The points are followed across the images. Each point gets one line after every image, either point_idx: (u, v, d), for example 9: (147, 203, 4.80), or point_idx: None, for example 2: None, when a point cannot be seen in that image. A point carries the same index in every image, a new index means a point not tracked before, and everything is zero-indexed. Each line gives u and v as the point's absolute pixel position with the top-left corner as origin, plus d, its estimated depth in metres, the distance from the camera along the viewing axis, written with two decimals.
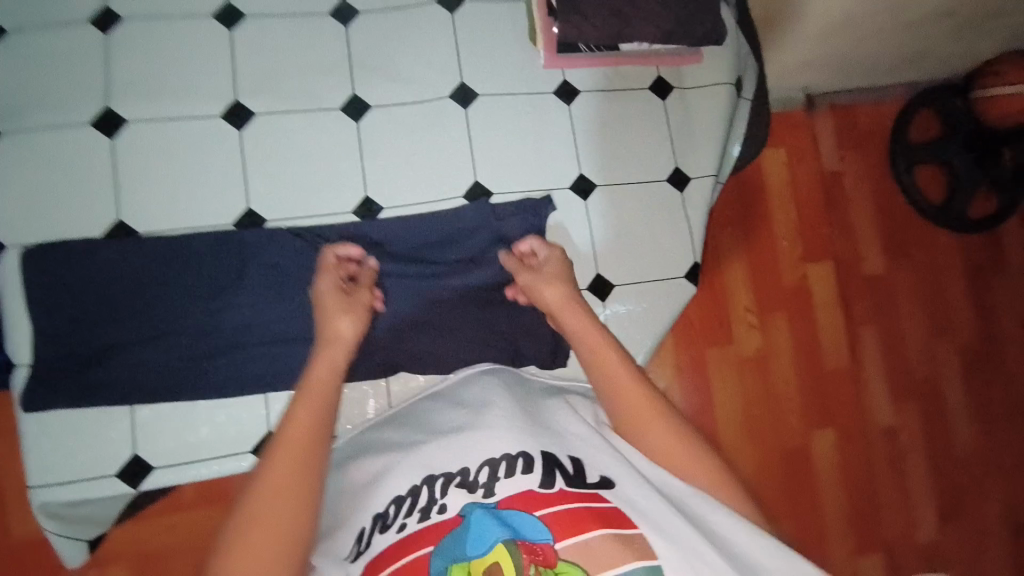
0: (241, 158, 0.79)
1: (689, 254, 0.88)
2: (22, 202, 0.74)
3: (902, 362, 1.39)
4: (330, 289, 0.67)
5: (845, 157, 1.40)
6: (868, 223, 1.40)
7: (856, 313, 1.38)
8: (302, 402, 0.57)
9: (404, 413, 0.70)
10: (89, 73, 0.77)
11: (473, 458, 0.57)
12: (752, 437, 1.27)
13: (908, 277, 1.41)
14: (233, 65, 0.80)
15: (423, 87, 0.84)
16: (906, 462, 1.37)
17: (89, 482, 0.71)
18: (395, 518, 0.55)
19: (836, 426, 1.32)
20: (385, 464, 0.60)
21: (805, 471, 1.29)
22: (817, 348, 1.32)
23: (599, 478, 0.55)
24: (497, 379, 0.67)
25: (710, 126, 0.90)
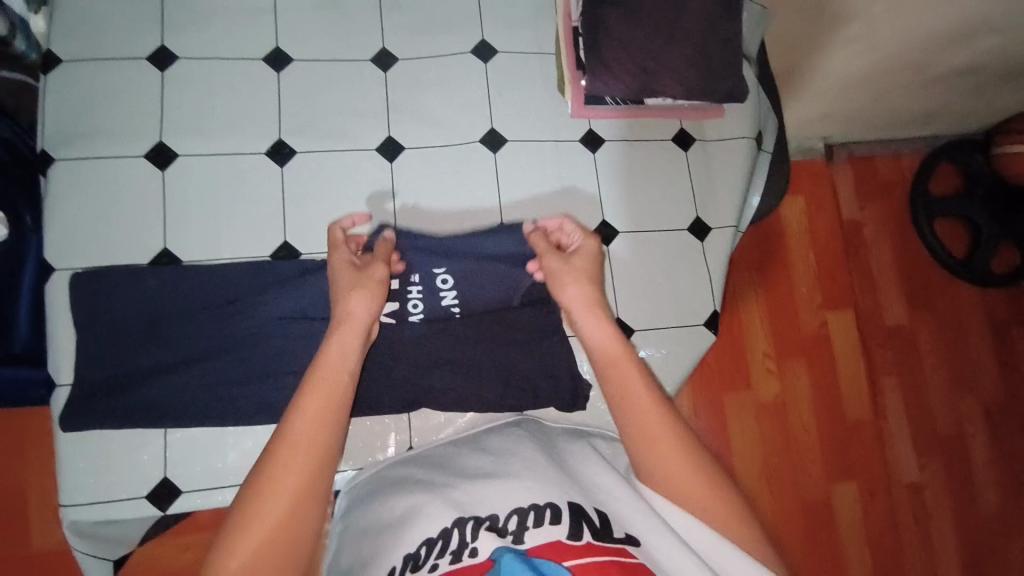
0: (281, 192, 0.83)
1: (709, 301, 0.89)
2: (77, 228, 0.78)
3: (924, 415, 1.37)
4: (344, 266, 0.69)
5: (864, 207, 1.41)
6: (888, 273, 1.40)
7: (876, 365, 1.36)
8: (313, 397, 0.58)
9: (427, 453, 0.75)
10: (146, 110, 0.82)
11: (503, 508, 0.59)
12: (770, 488, 1.25)
13: (929, 328, 1.40)
14: (279, 105, 0.85)
15: (455, 131, 0.88)
16: (930, 520, 1.33)
17: (119, 504, 0.74)
18: (425, 559, 0.55)
19: (857, 479, 1.29)
20: (415, 504, 0.62)
21: (824, 525, 1.26)
22: (837, 398, 1.30)
23: (625, 534, 0.57)
24: (523, 435, 0.72)
25: (731, 178, 0.92)
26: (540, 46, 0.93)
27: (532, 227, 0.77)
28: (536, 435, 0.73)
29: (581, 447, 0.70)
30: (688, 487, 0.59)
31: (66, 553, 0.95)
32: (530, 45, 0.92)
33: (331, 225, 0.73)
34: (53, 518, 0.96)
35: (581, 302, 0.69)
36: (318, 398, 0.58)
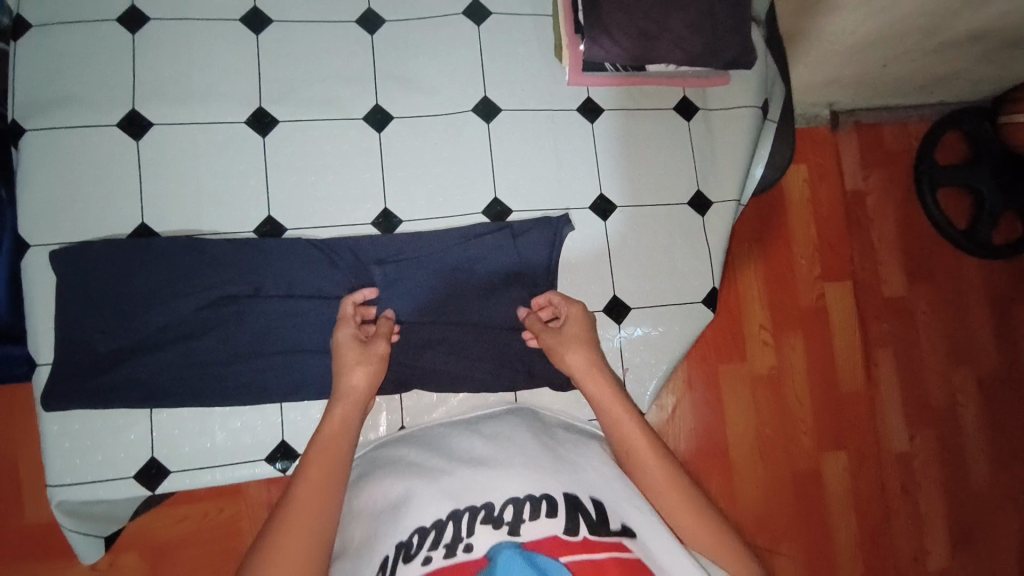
0: (263, 165, 0.79)
1: (708, 278, 0.87)
2: (48, 202, 0.74)
3: (918, 389, 1.37)
4: (348, 342, 0.67)
5: (868, 176, 1.38)
6: (890, 245, 1.38)
7: (872, 336, 1.35)
8: (315, 463, 0.58)
9: (422, 434, 0.74)
10: (116, 76, 0.77)
11: (499, 496, 0.57)
12: (762, 457, 1.26)
13: (928, 302, 1.39)
14: (259, 71, 0.80)
15: (446, 99, 0.84)
16: (918, 490, 1.34)
17: (106, 484, 0.73)
18: (418, 549, 0.53)
19: (848, 449, 1.30)
20: (409, 490, 0.61)
21: (814, 496, 1.28)
22: (832, 371, 1.30)
23: (620, 526, 0.56)
24: (519, 424, 0.71)
25: (735, 150, 0.89)
26: (536, 8, 0.87)
27: (526, 314, 0.75)
28: (531, 424, 0.72)
29: (578, 441, 0.70)
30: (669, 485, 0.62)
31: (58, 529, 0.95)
32: (526, 6, 0.87)
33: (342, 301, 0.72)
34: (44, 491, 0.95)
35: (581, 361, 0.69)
36: (316, 472, 0.58)
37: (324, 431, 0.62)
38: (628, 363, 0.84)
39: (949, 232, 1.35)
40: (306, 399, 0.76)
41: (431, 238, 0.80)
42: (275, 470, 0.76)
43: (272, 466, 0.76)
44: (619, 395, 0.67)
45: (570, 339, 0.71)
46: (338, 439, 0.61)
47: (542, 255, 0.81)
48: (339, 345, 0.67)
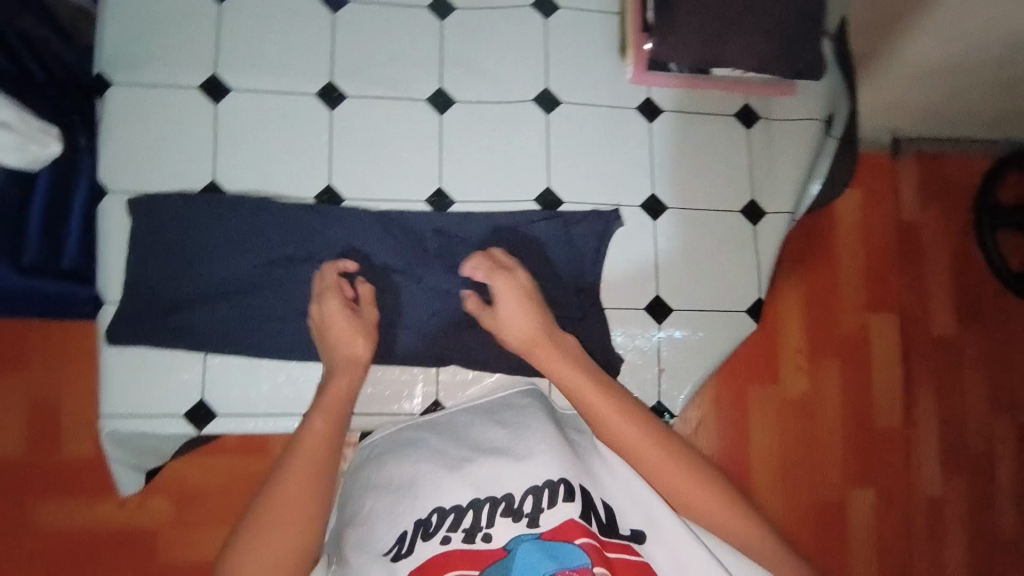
0: (328, 136, 0.83)
1: (754, 288, 0.86)
2: (129, 153, 0.79)
3: (955, 432, 1.31)
4: (340, 314, 0.69)
5: (925, 208, 1.33)
6: (940, 281, 1.33)
7: (914, 372, 1.32)
8: (317, 418, 0.64)
9: (443, 420, 0.74)
10: (201, 38, 0.81)
11: (518, 487, 0.62)
12: (784, 484, 1.23)
13: (975, 343, 1.34)
14: (333, 48, 0.84)
15: (509, 88, 0.85)
16: (943, 536, 1.29)
17: (157, 421, 0.77)
18: (437, 529, 0.60)
19: (875, 487, 1.25)
20: (426, 474, 0.64)
21: (835, 530, 1.24)
22: (867, 404, 1.26)
23: (629, 532, 0.64)
24: (535, 406, 0.72)
25: (794, 162, 0.88)
26: (606, 5, 0.88)
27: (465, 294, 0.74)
28: (546, 409, 0.73)
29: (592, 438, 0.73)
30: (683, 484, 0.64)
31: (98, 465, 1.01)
32: (596, 2, 0.87)
33: (318, 270, 0.72)
34: (89, 428, 1.01)
35: (526, 339, 0.68)
36: (318, 435, 0.63)
37: (326, 395, 0.66)
38: (662, 362, 0.84)
39: (1002, 273, 1.30)
40: None
41: (483, 219, 0.82)
42: None
43: None
44: (631, 411, 0.65)
45: (506, 300, 0.69)
46: (338, 407, 0.66)
47: (592, 248, 0.82)
48: (331, 317, 0.69)
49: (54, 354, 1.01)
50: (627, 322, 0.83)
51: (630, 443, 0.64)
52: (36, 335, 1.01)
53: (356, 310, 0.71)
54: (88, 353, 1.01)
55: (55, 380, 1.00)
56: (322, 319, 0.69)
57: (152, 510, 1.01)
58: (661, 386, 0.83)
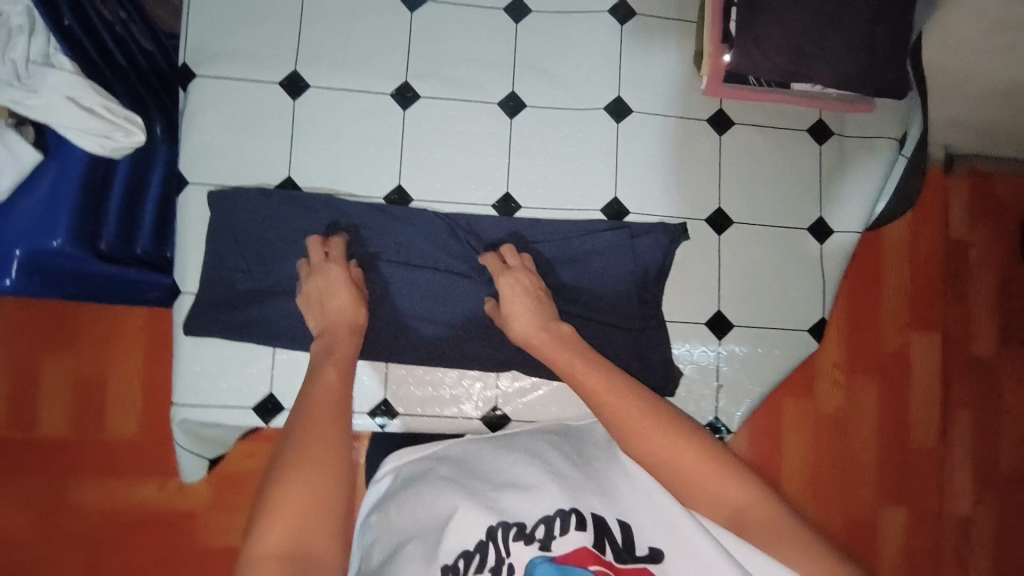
0: (400, 136, 0.84)
1: (817, 306, 0.85)
2: (208, 146, 0.80)
3: (991, 454, 1.30)
4: (341, 281, 0.73)
5: (975, 227, 1.31)
6: (984, 301, 1.32)
7: (955, 393, 1.30)
8: (330, 370, 0.64)
9: (456, 450, 0.72)
10: (281, 35, 0.82)
11: (531, 516, 0.58)
12: (814, 498, 1.21)
13: (1017, 366, 1.32)
14: (409, 48, 0.84)
15: (581, 94, 0.85)
16: (973, 557, 1.28)
17: (225, 410, 0.79)
18: (463, 574, 0.55)
19: (907, 504, 1.24)
20: (448, 505, 0.62)
21: (863, 545, 1.23)
22: (903, 421, 1.24)
23: (646, 551, 0.55)
24: (549, 441, 0.71)
25: (865, 181, 0.87)
26: (682, 14, 0.87)
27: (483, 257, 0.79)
28: (557, 446, 0.70)
29: (613, 458, 0.68)
30: (675, 450, 0.59)
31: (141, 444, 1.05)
32: (672, 11, 0.87)
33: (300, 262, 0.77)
34: (131, 406, 1.06)
35: (525, 328, 0.73)
36: (331, 384, 0.63)
37: (330, 352, 0.67)
38: (721, 377, 0.83)
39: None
40: (412, 361, 0.83)
41: (548, 226, 0.83)
42: (373, 423, 0.84)
43: (372, 420, 0.83)
44: (656, 408, 0.61)
45: (507, 292, 0.75)
46: (343, 359, 0.67)
47: (657, 260, 0.82)
48: (330, 285, 0.73)
49: (104, 337, 1.06)
50: (687, 335, 0.83)
51: (621, 417, 0.62)
52: (87, 320, 1.05)
53: (355, 282, 0.75)
54: (136, 336, 1.06)
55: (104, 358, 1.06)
56: (321, 286, 0.73)
57: (192, 490, 1.05)
58: (718, 398, 0.83)
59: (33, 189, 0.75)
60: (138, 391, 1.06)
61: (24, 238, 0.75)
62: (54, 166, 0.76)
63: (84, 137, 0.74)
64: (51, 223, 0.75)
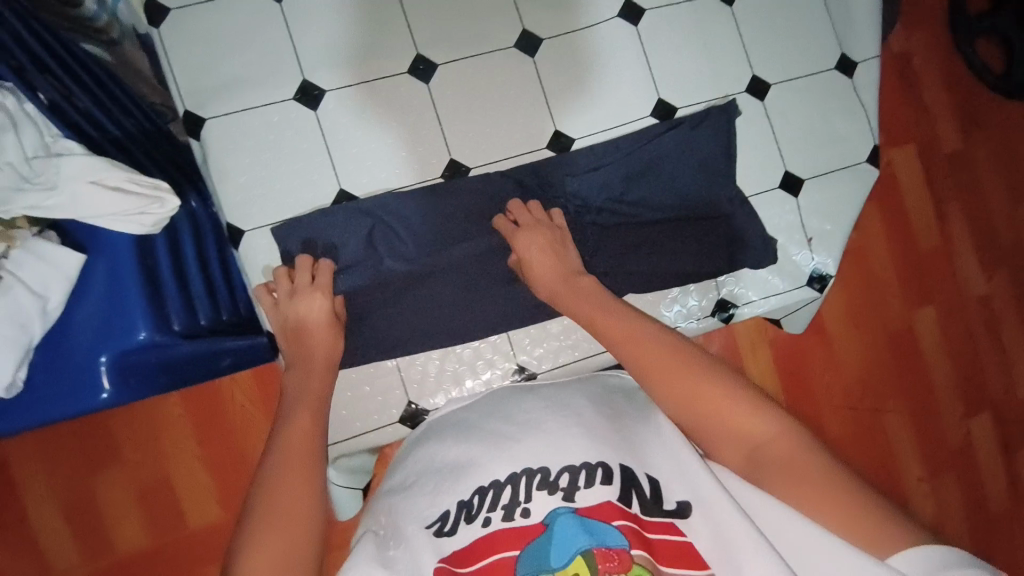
0: (434, 110, 0.80)
1: (867, 136, 0.90)
2: (251, 186, 0.76)
3: (986, 231, 1.29)
4: (319, 307, 0.70)
5: (910, 34, 1.27)
6: (941, 96, 1.27)
7: (940, 190, 1.26)
8: (302, 413, 0.60)
9: (492, 396, 0.69)
10: (277, 49, 0.77)
11: (556, 460, 0.54)
12: (859, 331, 1.20)
13: (986, 145, 1.30)
14: (407, 18, 0.79)
15: (590, 9, 0.83)
16: (1000, 328, 1.29)
17: (378, 432, 0.81)
18: (479, 509, 0.53)
19: (934, 302, 1.25)
20: (467, 453, 0.58)
21: (910, 354, 1.23)
22: (908, 230, 1.23)
23: (673, 506, 0.53)
24: (576, 388, 0.64)
25: (867, 7, 0.90)
26: None
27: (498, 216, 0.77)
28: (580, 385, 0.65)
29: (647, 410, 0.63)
30: (699, 395, 0.55)
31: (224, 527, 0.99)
32: None
33: (256, 287, 0.73)
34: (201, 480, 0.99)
35: (551, 272, 0.71)
36: (302, 427, 0.59)
37: (302, 394, 0.63)
38: (809, 230, 0.88)
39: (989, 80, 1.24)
40: (530, 325, 0.83)
41: (605, 148, 0.82)
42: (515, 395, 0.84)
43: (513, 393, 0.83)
44: (682, 352, 0.58)
45: (527, 243, 0.73)
46: (315, 408, 0.62)
47: (721, 144, 0.83)
48: (307, 309, 0.70)
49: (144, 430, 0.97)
50: (767, 204, 0.86)
51: (645, 365, 0.58)
52: (121, 421, 0.97)
53: (334, 309, 0.72)
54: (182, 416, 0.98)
55: (158, 452, 0.98)
56: (296, 312, 0.70)
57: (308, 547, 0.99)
58: (813, 251, 0.88)
59: (88, 292, 0.67)
60: (206, 470, 0.99)
61: (104, 343, 0.67)
62: (101, 263, 0.68)
63: (122, 221, 0.66)
64: (126, 319, 0.67)
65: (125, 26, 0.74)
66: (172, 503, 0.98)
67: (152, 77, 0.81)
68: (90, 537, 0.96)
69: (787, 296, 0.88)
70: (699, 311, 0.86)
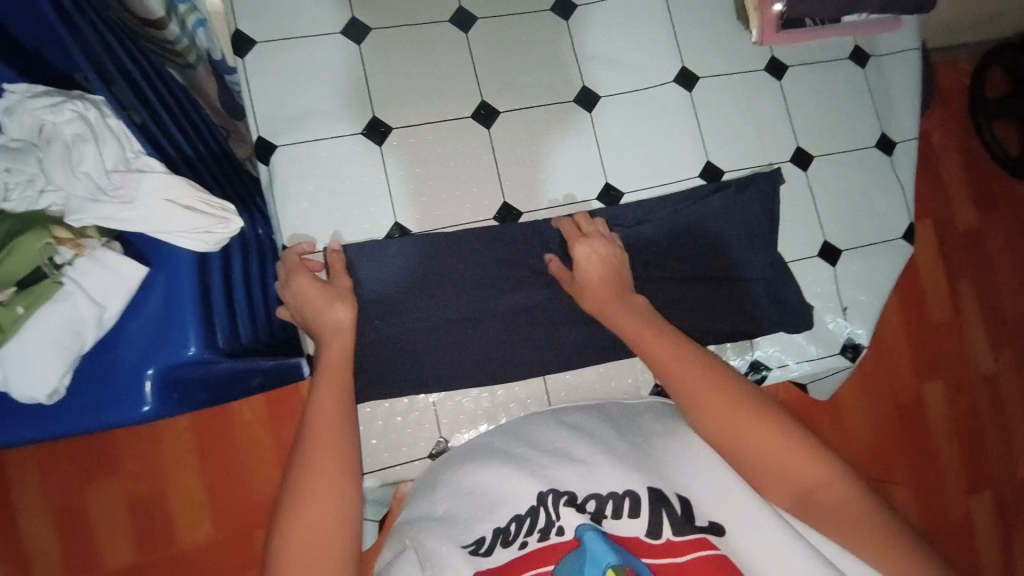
0: (493, 155, 0.83)
1: (903, 214, 0.93)
2: (309, 212, 0.78)
3: (996, 309, 1.29)
4: (309, 284, 0.67)
5: (932, 114, 1.31)
6: (958, 175, 1.30)
7: (953, 267, 1.28)
8: (322, 405, 0.57)
9: (511, 427, 0.70)
10: (351, 86, 0.80)
11: (582, 488, 0.53)
12: (867, 399, 1.20)
13: (1001, 228, 1.31)
14: (475, 66, 0.83)
15: (647, 73, 0.87)
16: (1008, 409, 1.28)
17: (405, 465, 0.80)
18: (516, 535, 0.51)
19: (942, 376, 1.25)
20: (502, 482, 0.57)
21: (919, 425, 1.23)
22: (921, 303, 1.25)
23: (706, 523, 0.50)
24: (596, 415, 0.67)
25: (907, 93, 0.95)
26: None
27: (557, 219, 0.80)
28: (605, 421, 0.65)
29: (669, 429, 0.61)
30: (746, 423, 0.55)
31: (215, 547, 0.96)
32: None
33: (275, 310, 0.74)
34: (200, 504, 0.97)
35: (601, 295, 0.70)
36: (323, 423, 0.56)
37: (322, 381, 0.60)
38: (844, 298, 0.90)
39: (1005, 161, 1.27)
40: (566, 370, 0.83)
41: (651, 203, 0.84)
42: None
43: None
44: (741, 392, 0.57)
45: (586, 257, 0.73)
46: (337, 404, 0.58)
47: (765, 208, 0.86)
48: (301, 290, 0.67)
49: (149, 452, 0.96)
50: (805, 271, 0.89)
51: (690, 385, 0.58)
52: (126, 437, 0.96)
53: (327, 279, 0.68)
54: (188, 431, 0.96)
55: (159, 465, 0.96)
56: (294, 298, 0.67)
57: None
58: (848, 320, 0.90)
59: (145, 304, 0.67)
60: (204, 487, 0.97)
61: (154, 355, 0.66)
62: (161, 277, 0.67)
63: (187, 237, 0.66)
64: (181, 332, 0.66)
65: (201, 51, 0.76)
66: (164, 518, 0.96)
67: (217, 103, 0.84)
68: (75, 545, 0.93)
69: (821, 362, 0.89)
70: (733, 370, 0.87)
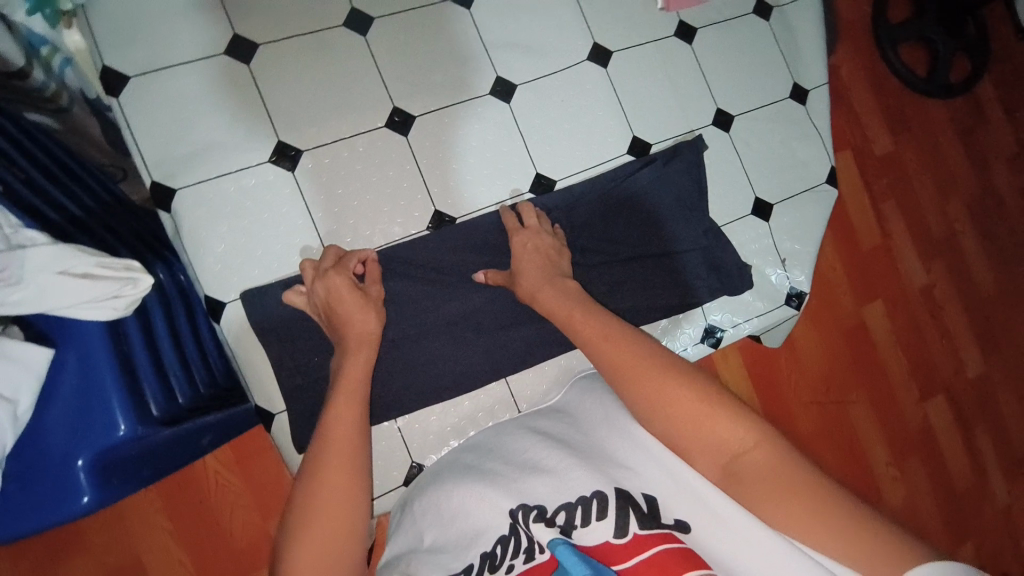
0: (415, 163, 0.79)
1: (823, 158, 0.96)
2: (229, 255, 0.73)
3: (919, 224, 1.36)
4: (344, 287, 0.67)
5: (838, 49, 1.33)
6: (869, 104, 1.34)
7: (875, 193, 1.32)
8: (341, 394, 0.59)
9: (483, 440, 0.68)
10: (250, 111, 0.74)
11: (554, 499, 0.52)
12: (818, 335, 1.24)
13: (913, 147, 1.37)
14: (380, 72, 0.79)
15: (559, 54, 0.85)
16: (941, 314, 1.36)
17: (381, 498, 0.78)
18: (502, 559, 0.50)
19: (880, 297, 1.30)
20: (479, 506, 0.55)
21: (867, 349, 1.28)
22: (851, 234, 1.29)
23: (672, 521, 0.50)
24: (566, 415, 0.67)
25: (811, 39, 0.97)
26: None
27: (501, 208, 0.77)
28: (573, 425, 0.64)
29: (622, 417, 0.61)
30: (681, 403, 0.51)
31: None
32: None
33: (287, 292, 0.71)
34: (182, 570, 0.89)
35: (537, 282, 0.68)
36: (342, 418, 0.57)
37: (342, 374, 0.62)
38: (781, 251, 0.93)
39: (915, 83, 1.32)
40: (527, 369, 0.83)
41: (578, 187, 0.83)
42: None
43: None
44: (683, 373, 0.53)
45: (521, 247, 0.72)
46: (349, 436, 0.56)
47: (694, 174, 0.86)
48: (332, 290, 0.66)
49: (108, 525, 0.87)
50: (742, 230, 0.90)
51: (626, 369, 0.55)
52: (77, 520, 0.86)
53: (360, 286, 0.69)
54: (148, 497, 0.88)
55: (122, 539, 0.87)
56: (323, 293, 0.67)
57: None
58: (787, 270, 0.93)
59: (56, 392, 0.60)
60: (179, 551, 0.89)
61: (79, 443, 0.60)
62: (71, 356, 0.61)
63: (92, 308, 0.59)
64: (104, 413, 0.61)
65: (73, 92, 0.67)
66: None
67: (105, 142, 0.73)
68: None
69: (768, 315, 0.92)
70: (689, 340, 0.88)
